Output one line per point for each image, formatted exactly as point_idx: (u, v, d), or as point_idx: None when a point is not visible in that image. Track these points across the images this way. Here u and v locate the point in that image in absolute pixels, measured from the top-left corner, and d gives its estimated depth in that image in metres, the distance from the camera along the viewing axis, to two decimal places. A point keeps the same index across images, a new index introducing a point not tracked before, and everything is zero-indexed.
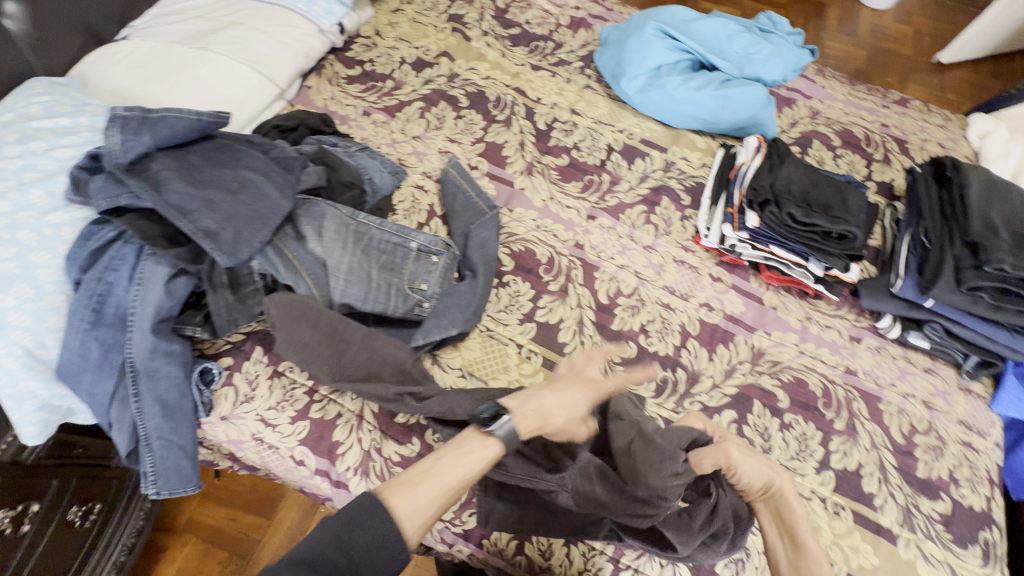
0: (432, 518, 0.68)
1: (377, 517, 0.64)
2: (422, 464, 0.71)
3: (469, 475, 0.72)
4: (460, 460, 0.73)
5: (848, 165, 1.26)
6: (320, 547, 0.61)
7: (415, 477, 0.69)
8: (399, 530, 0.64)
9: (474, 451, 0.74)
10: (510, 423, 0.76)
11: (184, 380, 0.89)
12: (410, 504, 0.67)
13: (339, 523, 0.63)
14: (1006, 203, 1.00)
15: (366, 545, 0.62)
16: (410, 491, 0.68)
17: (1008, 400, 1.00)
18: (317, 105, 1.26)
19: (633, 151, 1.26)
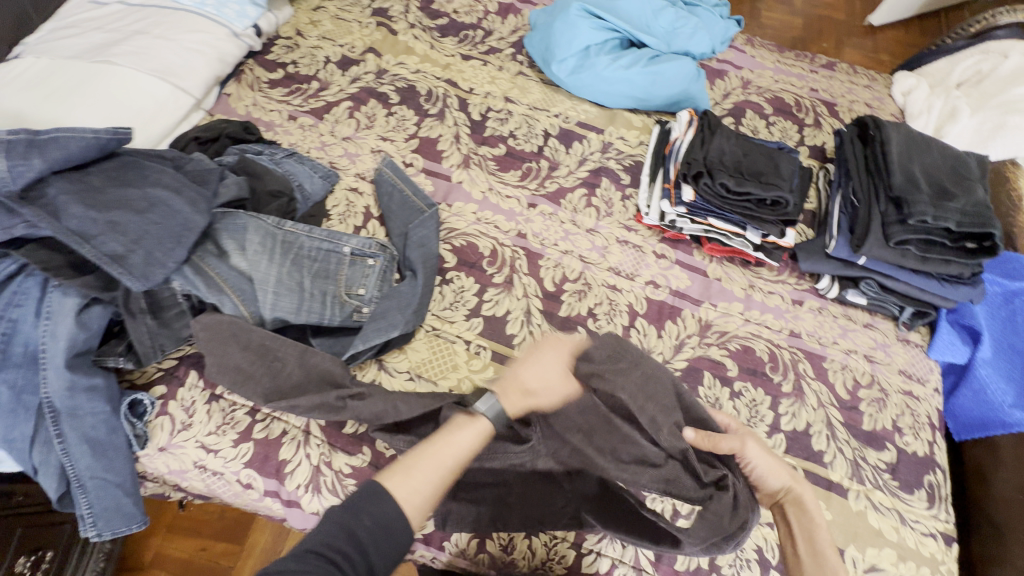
0: (431, 500, 0.65)
1: (381, 503, 0.61)
2: (414, 451, 0.69)
3: (462, 456, 0.71)
4: (451, 441, 0.72)
5: (781, 132, 1.28)
6: (327, 539, 0.57)
7: (410, 462, 0.67)
8: (403, 511, 0.62)
9: (463, 429, 0.74)
10: (496, 401, 0.77)
11: (112, 414, 0.84)
12: (408, 487, 0.64)
13: (344, 511, 0.60)
14: (925, 156, 1.03)
15: (374, 532, 0.59)
16: (408, 475, 0.65)
17: (942, 346, 1.04)
18: (239, 112, 1.20)
19: (569, 135, 1.25)
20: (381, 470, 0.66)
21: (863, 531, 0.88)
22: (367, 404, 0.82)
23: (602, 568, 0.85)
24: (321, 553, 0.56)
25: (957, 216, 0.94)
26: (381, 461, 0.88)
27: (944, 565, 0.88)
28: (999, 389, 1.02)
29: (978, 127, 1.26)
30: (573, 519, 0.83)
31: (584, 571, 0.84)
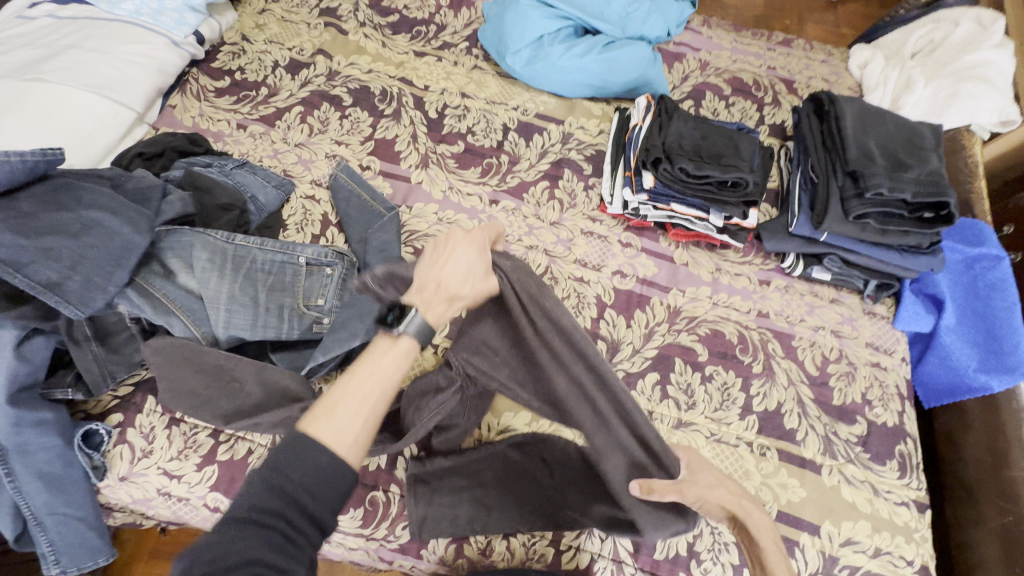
0: (364, 434, 0.63)
1: (307, 452, 0.58)
2: (336, 389, 0.65)
3: (390, 381, 0.68)
4: (375, 368, 0.67)
5: (741, 112, 1.28)
6: (257, 501, 0.55)
7: (331, 402, 0.63)
8: (333, 453, 0.59)
9: (387, 354, 0.69)
10: (419, 317, 0.69)
11: (65, 447, 0.81)
12: (334, 428, 0.61)
13: (267, 471, 0.57)
14: (880, 128, 1.03)
15: (305, 480, 0.57)
16: (331, 417, 0.62)
17: (907, 316, 1.05)
18: (185, 124, 1.16)
19: (529, 128, 1.23)
20: (303, 417, 0.63)
21: (838, 505, 0.89)
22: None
23: (581, 563, 0.84)
24: (253, 517, 0.54)
25: (912, 186, 0.94)
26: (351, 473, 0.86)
27: (917, 532, 0.89)
28: (964, 354, 1.03)
29: (933, 96, 1.26)
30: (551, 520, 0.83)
31: (564, 568, 0.84)
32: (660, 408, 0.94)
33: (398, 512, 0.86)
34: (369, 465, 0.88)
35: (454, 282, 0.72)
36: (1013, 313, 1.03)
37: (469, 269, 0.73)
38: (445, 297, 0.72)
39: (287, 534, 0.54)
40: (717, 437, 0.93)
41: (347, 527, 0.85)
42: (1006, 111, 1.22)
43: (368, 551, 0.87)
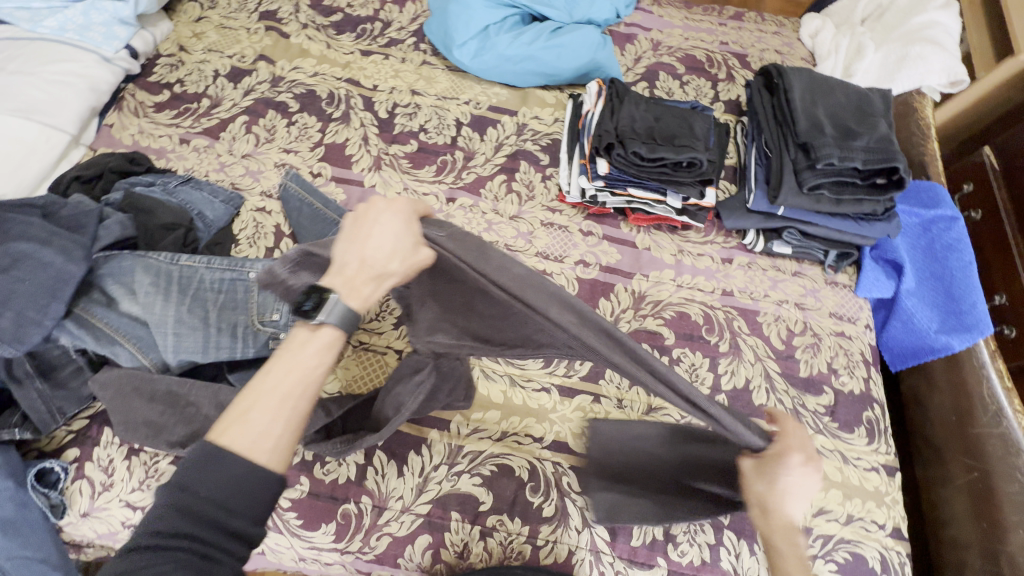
0: (285, 438, 0.58)
1: (218, 467, 0.54)
2: (248, 391, 0.59)
3: (313, 375, 0.62)
4: (292, 363, 0.61)
5: (695, 90, 1.27)
6: (166, 525, 0.51)
7: (244, 405, 0.58)
8: (249, 462, 0.55)
9: (306, 346, 0.63)
10: (339, 304, 0.63)
11: (18, 489, 0.77)
12: (249, 435, 0.56)
13: (175, 490, 0.53)
14: (828, 99, 1.03)
15: (217, 496, 0.53)
16: (244, 424, 0.57)
17: (869, 283, 1.05)
18: (125, 143, 1.11)
19: (483, 121, 1.20)
20: (214, 425, 0.58)
21: None
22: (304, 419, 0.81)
23: (560, 556, 0.84)
24: (162, 542, 0.50)
25: (862, 154, 0.94)
26: (321, 488, 0.85)
27: (888, 496, 0.90)
28: (925, 317, 1.04)
29: (883, 62, 1.26)
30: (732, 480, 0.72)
31: (543, 562, 0.83)
32: (630, 394, 0.95)
33: (371, 523, 0.84)
34: (339, 478, 0.86)
35: (378, 258, 0.65)
36: (969, 272, 1.04)
37: (395, 242, 0.65)
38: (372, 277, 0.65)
39: (204, 554, 0.51)
40: (687, 420, 0.93)
41: (321, 542, 0.84)
42: (954, 71, 1.22)
43: (345, 564, 0.85)
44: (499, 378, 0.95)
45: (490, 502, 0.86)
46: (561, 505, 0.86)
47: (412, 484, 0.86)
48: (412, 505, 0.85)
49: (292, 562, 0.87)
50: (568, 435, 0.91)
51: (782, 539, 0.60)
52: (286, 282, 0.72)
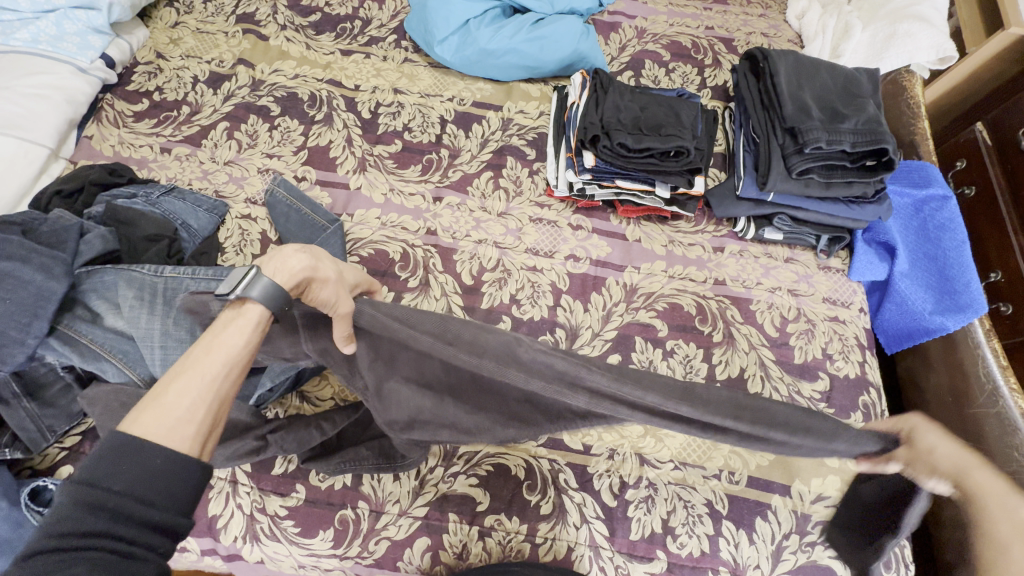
0: (206, 423, 0.55)
1: (133, 456, 0.49)
2: (164, 376, 0.55)
3: (235, 355, 0.60)
4: (213, 345, 0.59)
5: (681, 78, 1.25)
6: (72, 524, 0.45)
7: (160, 389, 0.54)
8: (168, 448, 0.51)
9: (229, 327, 0.62)
10: (266, 280, 0.63)
11: (12, 508, 0.77)
12: (166, 420, 0.52)
13: (82, 484, 0.47)
14: (814, 81, 1.01)
15: (136, 489, 0.48)
16: (159, 408, 0.53)
17: (861, 267, 1.04)
18: (105, 154, 1.10)
19: (467, 117, 1.19)
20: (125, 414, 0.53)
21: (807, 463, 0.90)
22: (300, 433, 0.83)
23: (559, 553, 0.83)
24: (71, 542, 0.45)
25: (850, 136, 0.93)
26: (317, 495, 0.85)
27: None
28: (919, 298, 1.03)
29: (871, 40, 1.25)
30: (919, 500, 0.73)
31: (543, 560, 0.83)
32: None
33: (369, 527, 0.83)
34: (335, 484, 0.85)
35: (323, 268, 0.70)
36: (963, 252, 1.03)
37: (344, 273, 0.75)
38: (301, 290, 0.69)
39: (124, 552, 0.46)
40: None
41: (320, 549, 0.83)
42: (943, 48, 1.19)
43: (345, 569, 0.85)
44: None
45: (487, 502, 0.86)
46: (558, 502, 0.86)
47: (409, 487, 0.85)
48: (410, 508, 0.84)
49: (292, 570, 0.86)
50: (563, 432, 0.91)
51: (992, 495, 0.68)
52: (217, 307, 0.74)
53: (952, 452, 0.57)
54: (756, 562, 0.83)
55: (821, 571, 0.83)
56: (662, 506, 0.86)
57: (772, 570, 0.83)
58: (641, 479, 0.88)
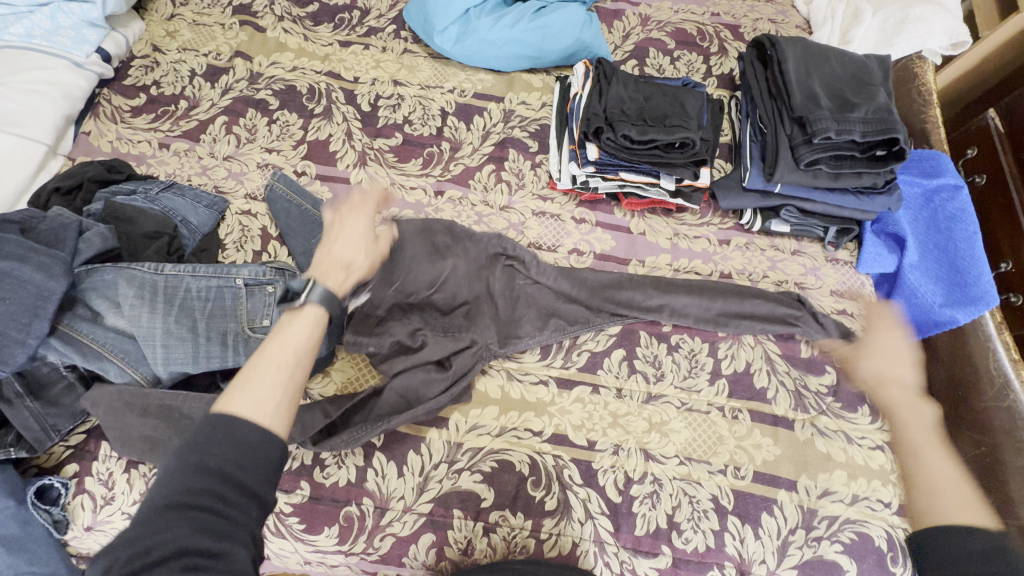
0: (284, 402, 0.62)
1: (227, 428, 0.57)
2: (247, 366, 0.64)
3: (302, 349, 0.68)
4: (284, 340, 0.68)
5: (686, 66, 1.22)
6: (180, 484, 0.53)
7: (245, 375, 0.63)
8: (257, 423, 0.59)
9: (295, 324, 0.70)
10: (321, 286, 0.73)
11: (19, 507, 0.77)
12: (254, 400, 0.61)
13: (189, 453, 0.55)
14: (823, 69, 0.99)
15: (230, 455, 0.56)
16: (246, 390, 0.61)
17: (870, 259, 1.03)
18: (104, 150, 1.09)
19: (468, 109, 1.17)
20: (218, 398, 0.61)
21: (813, 458, 0.89)
22: (303, 417, 0.85)
23: (564, 548, 0.83)
24: (177, 502, 0.52)
25: (860, 125, 0.91)
26: (321, 491, 0.85)
27: (894, 473, 0.89)
28: (929, 290, 1.01)
29: (882, 25, 1.21)
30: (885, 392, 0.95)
31: (548, 555, 0.83)
32: (629, 383, 0.94)
33: (374, 524, 0.83)
34: (339, 481, 0.85)
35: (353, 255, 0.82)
36: (974, 243, 1.01)
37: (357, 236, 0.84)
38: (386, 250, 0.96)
39: (219, 512, 0.53)
40: (688, 407, 0.92)
41: (325, 545, 0.83)
42: (956, 32, 1.17)
43: (350, 565, 0.85)
44: (496, 373, 0.94)
45: (491, 498, 0.85)
46: (562, 497, 0.86)
47: (413, 484, 0.85)
48: (414, 505, 0.84)
49: (298, 566, 0.86)
50: (567, 427, 0.90)
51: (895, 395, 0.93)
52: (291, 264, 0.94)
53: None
54: (762, 557, 0.83)
55: (828, 566, 0.83)
56: (667, 501, 0.86)
57: (777, 565, 0.83)
58: (646, 474, 0.87)
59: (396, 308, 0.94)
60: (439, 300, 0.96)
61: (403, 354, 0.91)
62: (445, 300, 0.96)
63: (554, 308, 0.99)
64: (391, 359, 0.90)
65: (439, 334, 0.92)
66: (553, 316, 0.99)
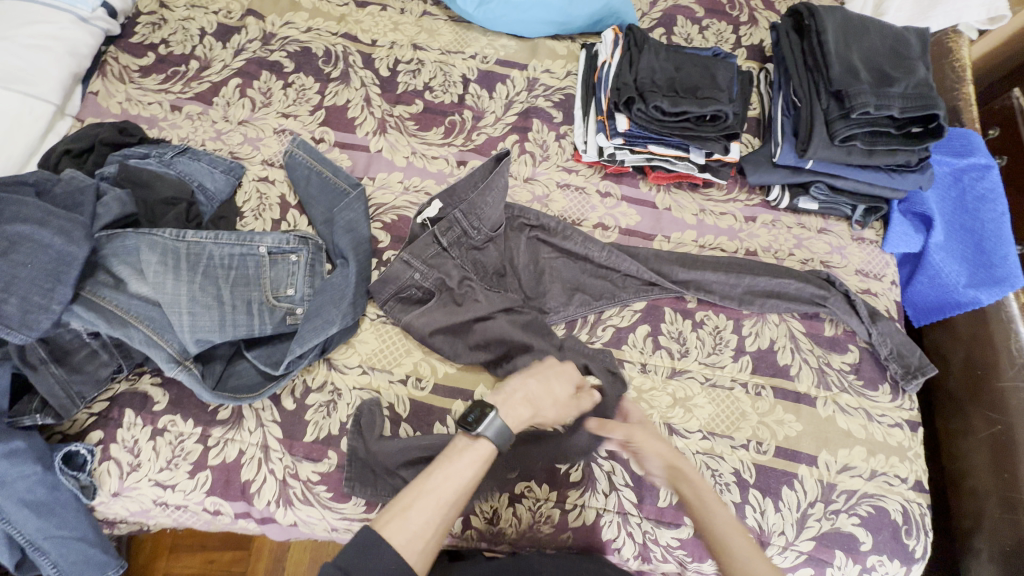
0: (431, 539, 0.67)
1: (378, 553, 0.63)
2: (413, 489, 0.70)
3: (463, 487, 0.72)
4: (451, 470, 0.72)
5: (715, 36, 1.18)
6: None
7: (406, 501, 0.68)
8: (401, 558, 0.64)
9: (462, 455, 0.73)
10: (498, 422, 0.75)
11: (47, 472, 0.77)
12: (404, 532, 0.66)
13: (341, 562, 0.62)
14: (862, 41, 0.96)
15: None
16: (404, 519, 0.67)
17: (896, 238, 1.02)
18: (113, 111, 1.04)
19: (491, 76, 1.13)
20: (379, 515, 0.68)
21: (834, 435, 0.90)
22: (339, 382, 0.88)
23: (588, 519, 0.85)
24: None
25: (900, 101, 0.89)
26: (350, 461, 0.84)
27: (911, 450, 0.91)
28: (953, 271, 1.01)
29: None
30: (904, 367, 0.95)
31: (571, 526, 0.84)
32: (654, 359, 0.93)
33: None
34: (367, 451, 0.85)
35: (542, 400, 0.81)
36: (1002, 224, 1.00)
37: (558, 394, 0.81)
38: (474, 181, 0.96)
39: None
40: (712, 382, 0.93)
41: (352, 513, 0.83)
42: (995, 6, 1.14)
43: None
44: None
45: (518, 469, 0.86)
46: (587, 470, 0.87)
47: None
48: None
49: (324, 533, 0.86)
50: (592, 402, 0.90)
51: (900, 362, 0.95)
52: (334, 221, 0.95)
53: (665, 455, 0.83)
54: (781, 529, 0.84)
55: (845, 538, 0.85)
56: None
57: (797, 537, 0.85)
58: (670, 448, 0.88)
59: (455, 251, 0.94)
60: (488, 261, 0.96)
61: (450, 304, 0.91)
62: (492, 263, 0.96)
63: (578, 282, 0.98)
64: (430, 310, 0.90)
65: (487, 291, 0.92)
66: (583, 287, 0.98)
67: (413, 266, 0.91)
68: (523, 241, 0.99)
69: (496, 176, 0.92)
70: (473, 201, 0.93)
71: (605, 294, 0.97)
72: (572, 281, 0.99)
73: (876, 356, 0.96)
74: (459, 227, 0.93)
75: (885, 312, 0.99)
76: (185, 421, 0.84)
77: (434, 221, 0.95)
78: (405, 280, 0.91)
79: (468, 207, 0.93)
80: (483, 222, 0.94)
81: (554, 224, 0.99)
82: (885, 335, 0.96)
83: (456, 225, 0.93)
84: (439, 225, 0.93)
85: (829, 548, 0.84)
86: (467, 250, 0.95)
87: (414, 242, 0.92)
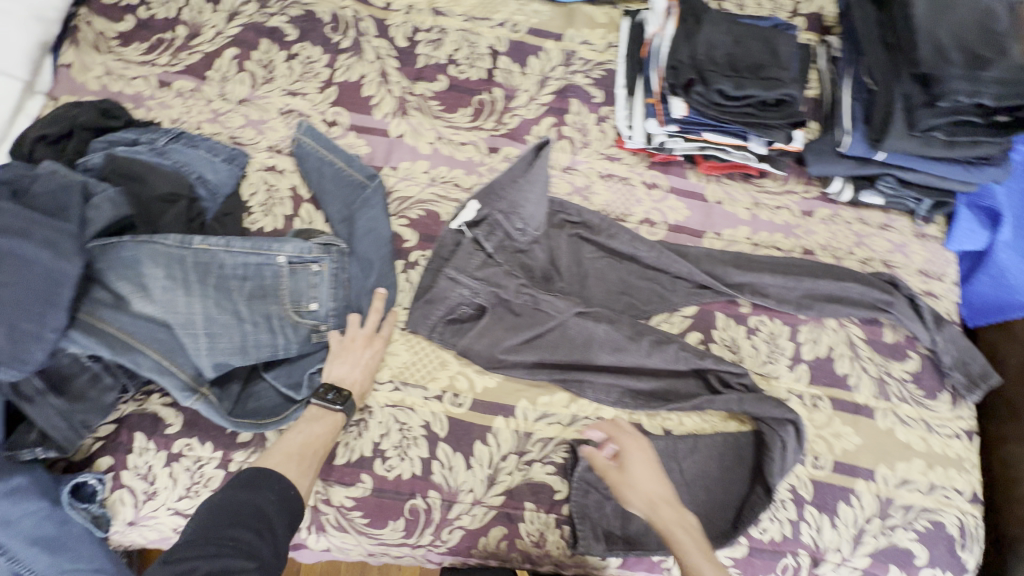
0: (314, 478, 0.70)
1: (269, 481, 0.65)
2: (289, 438, 0.71)
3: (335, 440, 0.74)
4: (319, 426, 0.73)
5: (772, 2, 1.06)
6: (222, 507, 0.61)
7: (285, 448, 0.70)
8: (292, 489, 0.66)
9: (330, 416, 0.74)
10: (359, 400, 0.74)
11: (54, 508, 0.69)
12: (291, 470, 0.68)
13: (244, 487, 0.64)
14: (952, 14, 0.85)
15: (276, 503, 0.64)
16: (288, 459, 0.69)
17: (962, 235, 0.96)
18: (91, 88, 0.90)
19: (523, 48, 1.00)
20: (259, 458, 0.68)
21: (892, 447, 0.86)
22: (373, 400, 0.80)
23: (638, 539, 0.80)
24: (230, 527, 0.59)
25: (994, 87, 0.79)
26: (386, 485, 0.78)
27: (969, 461, 0.87)
28: (1018, 271, 0.96)
29: None
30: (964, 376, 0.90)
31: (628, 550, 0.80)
32: None
33: (441, 518, 0.78)
34: (403, 474, 0.79)
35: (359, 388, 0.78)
36: None
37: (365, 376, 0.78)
38: (512, 175, 0.85)
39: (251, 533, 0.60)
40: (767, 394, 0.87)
41: (390, 539, 0.78)
42: None
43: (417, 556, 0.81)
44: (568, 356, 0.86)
45: (564, 490, 0.80)
46: None
47: (482, 476, 0.80)
48: (484, 497, 0.79)
49: (359, 556, 0.82)
50: (640, 416, 0.84)
51: (963, 370, 0.91)
52: (360, 221, 0.85)
53: (645, 482, 0.74)
54: (836, 545, 0.81)
55: (901, 553, 0.82)
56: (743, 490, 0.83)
57: (852, 553, 0.81)
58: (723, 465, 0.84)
59: (500, 256, 0.86)
60: (535, 264, 0.88)
61: (509, 317, 0.84)
62: (539, 265, 0.88)
63: (625, 285, 0.90)
64: (487, 327, 0.84)
65: (547, 296, 0.85)
66: (634, 288, 0.90)
67: (457, 274, 0.83)
68: (564, 239, 0.90)
69: (536, 170, 0.83)
70: (513, 198, 0.84)
71: (656, 292, 0.90)
72: (620, 283, 0.90)
73: (936, 363, 0.91)
74: (502, 230, 0.86)
75: (947, 315, 0.93)
76: (204, 446, 0.77)
77: (472, 224, 0.86)
78: (454, 298, 0.83)
79: (508, 205, 0.84)
80: (527, 221, 0.85)
81: (597, 220, 0.90)
82: (949, 341, 0.91)
83: (498, 228, 0.86)
84: (480, 230, 0.85)
85: (886, 564, 0.81)
86: (513, 253, 0.88)
87: (456, 256, 0.84)
